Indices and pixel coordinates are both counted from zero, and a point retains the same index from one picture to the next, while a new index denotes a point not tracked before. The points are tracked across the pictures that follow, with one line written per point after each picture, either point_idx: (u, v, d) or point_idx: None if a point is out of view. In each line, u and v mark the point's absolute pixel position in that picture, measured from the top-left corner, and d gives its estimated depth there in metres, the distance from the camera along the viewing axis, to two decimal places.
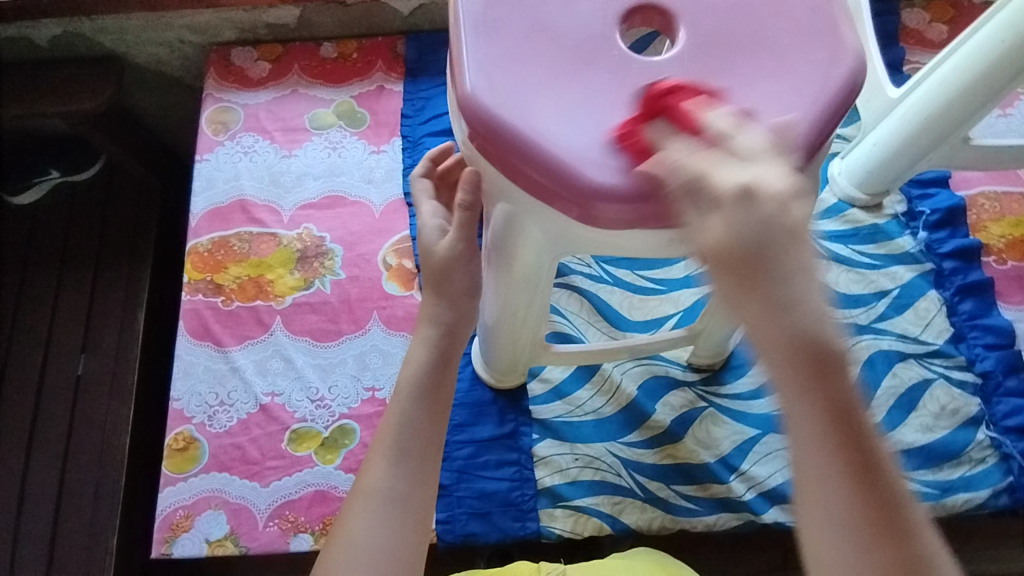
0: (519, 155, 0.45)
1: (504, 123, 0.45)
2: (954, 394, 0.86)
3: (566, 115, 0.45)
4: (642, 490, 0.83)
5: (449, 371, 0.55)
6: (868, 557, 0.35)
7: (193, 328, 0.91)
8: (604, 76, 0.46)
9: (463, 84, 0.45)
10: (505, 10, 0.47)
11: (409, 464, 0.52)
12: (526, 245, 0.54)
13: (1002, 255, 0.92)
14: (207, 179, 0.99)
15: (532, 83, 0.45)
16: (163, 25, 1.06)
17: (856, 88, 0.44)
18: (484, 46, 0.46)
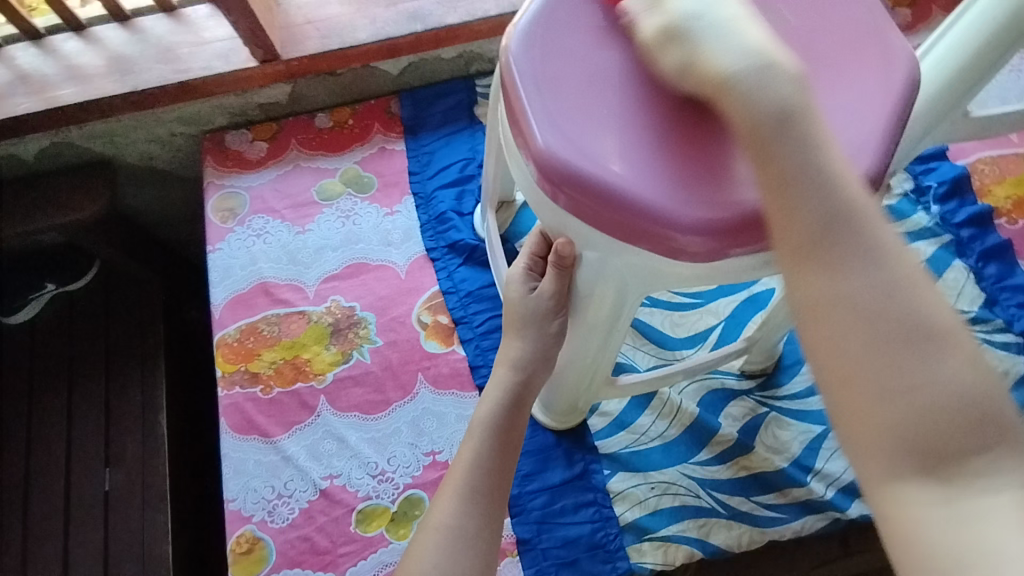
0: (602, 203, 0.45)
1: (583, 173, 0.45)
2: (1000, 357, 0.87)
3: (641, 157, 0.45)
4: (725, 507, 0.81)
5: (520, 416, 0.66)
6: (860, 275, 0.41)
7: (236, 422, 0.88)
8: (672, 114, 0.46)
9: (534, 141, 0.46)
10: (560, 63, 0.48)
11: (474, 503, 0.61)
12: (608, 286, 0.53)
13: (1012, 215, 0.95)
14: (223, 268, 0.97)
15: (603, 130, 0.46)
16: (153, 122, 1.04)
17: (911, 89, 0.46)
18: (547, 100, 0.47)
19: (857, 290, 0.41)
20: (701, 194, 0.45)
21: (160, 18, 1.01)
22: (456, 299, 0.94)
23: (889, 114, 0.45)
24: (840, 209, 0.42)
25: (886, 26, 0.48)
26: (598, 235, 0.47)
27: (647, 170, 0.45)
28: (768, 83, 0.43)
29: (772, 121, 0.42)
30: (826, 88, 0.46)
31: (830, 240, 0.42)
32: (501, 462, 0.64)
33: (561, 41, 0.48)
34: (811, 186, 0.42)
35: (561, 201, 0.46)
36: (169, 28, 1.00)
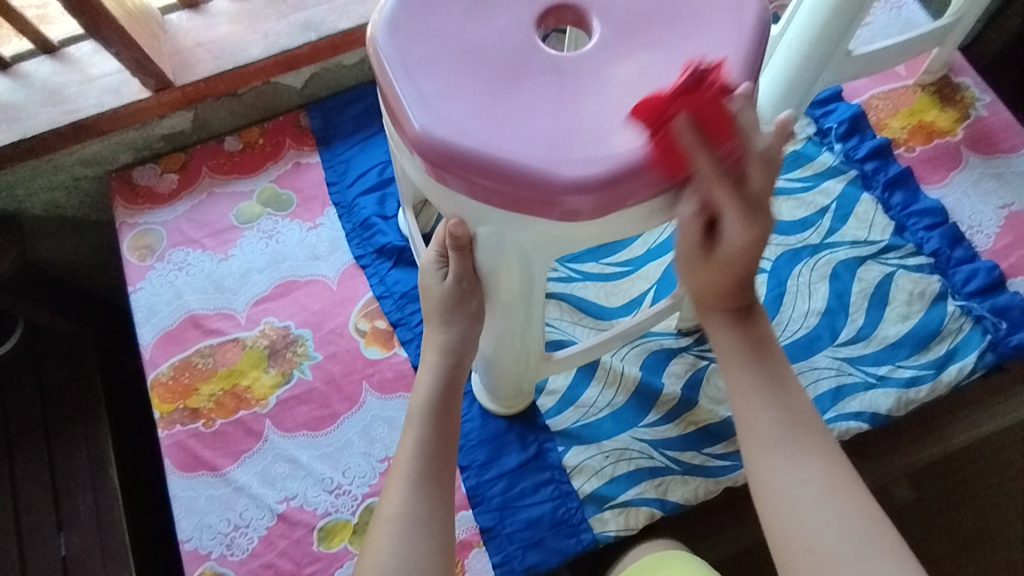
0: (485, 178, 0.44)
1: (463, 150, 0.44)
2: (915, 279, 0.91)
3: (518, 126, 0.45)
4: (678, 463, 0.82)
5: (457, 399, 0.66)
6: (779, 413, 0.59)
7: (181, 461, 0.85)
8: (542, 80, 0.46)
9: (409, 123, 0.45)
10: (425, 45, 0.47)
11: (425, 486, 0.62)
12: (510, 262, 0.53)
13: (909, 144, 1.00)
14: (148, 307, 0.95)
15: (477, 104, 0.45)
16: (54, 168, 1.00)
17: (765, 30, 0.48)
18: (418, 84, 0.46)
19: (777, 423, 0.59)
20: (577, 153, 0.44)
21: (43, 60, 0.97)
22: (391, 302, 0.94)
23: (743, 56, 0.46)
24: (770, 385, 0.60)
25: None
26: (491, 210, 0.47)
27: (522, 137, 0.44)
28: (747, 296, 0.60)
29: (743, 327, 0.60)
30: (683, 39, 0.47)
31: (767, 405, 0.59)
32: (444, 446, 0.64)
33: (426, 21, 0.48)
34: (753, 360, 0.60)
35: (448, 183, 0.45)
36: (54, 68, 0.97)
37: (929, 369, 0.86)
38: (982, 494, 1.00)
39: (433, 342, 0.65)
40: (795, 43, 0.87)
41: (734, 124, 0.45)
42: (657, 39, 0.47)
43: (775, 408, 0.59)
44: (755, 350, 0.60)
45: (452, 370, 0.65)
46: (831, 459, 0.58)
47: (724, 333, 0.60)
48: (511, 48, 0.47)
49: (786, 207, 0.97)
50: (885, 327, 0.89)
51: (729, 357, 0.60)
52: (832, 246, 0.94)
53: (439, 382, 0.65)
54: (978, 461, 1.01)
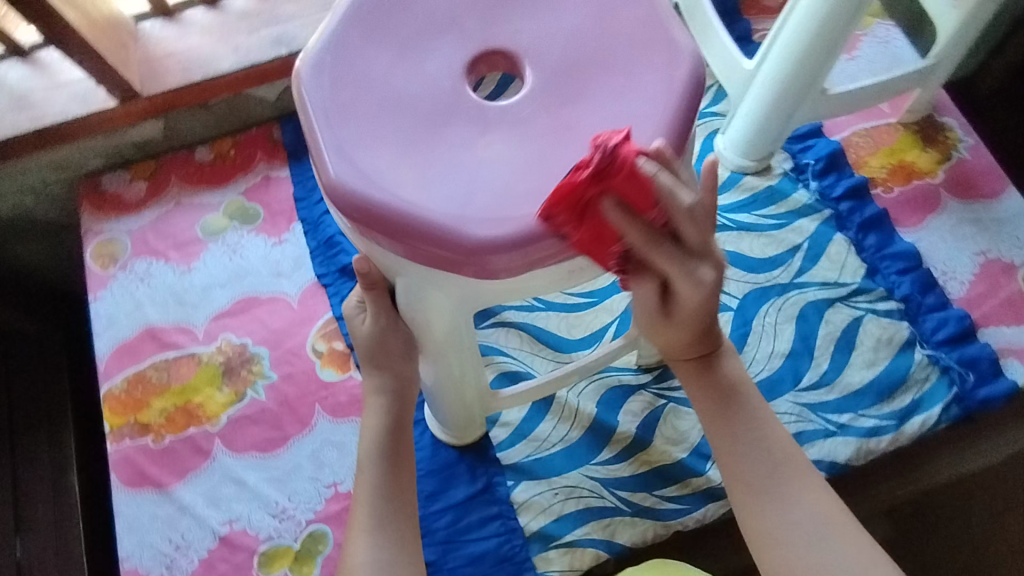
0: (396, 233, 0.44)
1: (376, 203, 0.44)
2: (884, 324, 0.89)
3: (436, 181, 0.45)
4: (628, 504, 0.81)
5: (405, 435, 0.65)
6: (759, 453, 0.61)
7: (128, 477, 0.85)
8: (465, 131, 0.46)
9: (326, 172, 0.45)
10: (347, 87, 0.46)
11: (388, 529, 0.62)
12: (436, 309, 0.53)
13: (887, 184, 0.98)
14: (107, 317, 0.94)
15: (396, 155, 0.45)
16: (22, 172, 1.00)
17: (700, 81, 0.47)
18: (335, 128, 0.45)
19: (760, 467, 0.61)
20: (491, 212, 0.44)
21: (14, 64, 0.97)
22: None
23: (675, 110, 0.46)
24: (747, 421, 0.62)
25: (672, 18, 0.48)
26: (406, 261, 0.46)
27: (437, 193, 0.44)
28: (711, 343, 0.60)
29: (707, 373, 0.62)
30: (615, 90, 0.47)
31: (744, 446, 0.61)
32: (393, 485, 0.63)
33: (352, 61, 0.47)
34: (728, 398, 0.62)
35: (368, 236, 0.46)
36: (25, 73, 0.97)
37: (891, 420, 0.84)
38: (957, 533, 0.96)
39: (369, 382, 0.64)
40: (768, 80, 0.88)
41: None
42: (589, 89, 0.47)
43: (751, 446, 0.61)
44: (725, 393, 0.62)
45: (389, 407, 0.64)
46: (813, 488, 0.60)
47: (694, 384, 0.63)
48: (436, 94, 0.47)
49: (757, 244, 0.95)
50: (850, 374, 0.87)
51: (706, 404, 0.63)
52: (801, 286, 0.92)
53: (375, 419, 0.64)
54: (956, 500, 0.97)
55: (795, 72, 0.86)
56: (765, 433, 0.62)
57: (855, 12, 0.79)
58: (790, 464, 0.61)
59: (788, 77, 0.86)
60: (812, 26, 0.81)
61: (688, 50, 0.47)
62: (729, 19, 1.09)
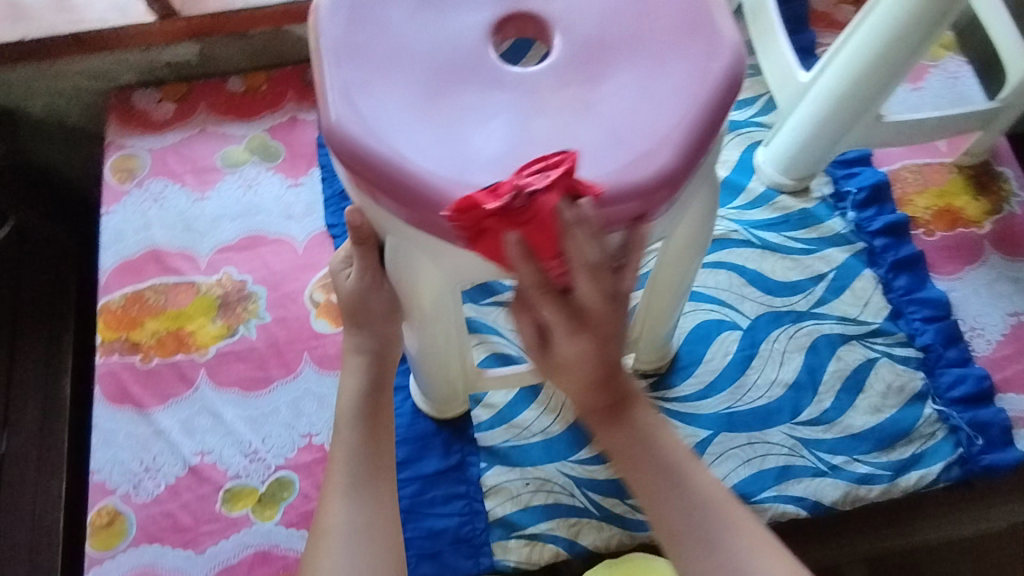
0: (388, 186, 0.43)
1: (372, 151, 0.43)
2: (897, 371, 0.85)
3: (440, 140, 0.44)
4: (598, 508, 0.79)
5: (383, 398, 0.63)
6: (687, 506, 0.56)
7: (110, 392, 0.85)
8: (478, 93, 0.46)
9: (327, 116, 0.44)
10: (366, 36, 0.47)
11: (364, 492, 0.60)
12: (426, 279, 0.52)
13: (930, 227, 0.93)
14: (115, 231, 0.94)
15: (402, 109, 0.45)
16: (55, 74, 1.00)
17: (734, 78, 0.47)
18: (346, 73, 0.45)
19: (684, 522, 0.56)
20: (490, 180, 0.43)
21: None
22: None
23: (699, 103, 0.45)
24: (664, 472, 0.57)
25: (711, 10, 0.48)
26: (400, 221, 0.45)
27: (437, 152, 0.44)
28: (616, 395, 0.55)
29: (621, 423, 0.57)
30: (639, 76, 0.47)
31: (676, 506, 0.56)
32: (368, 446, 0.61)
33: (376, 11, 0.48)
34: (640, 447, 0.57)
35: (361, 189, 0.45)
36: None
37: (886, 470, 0.80)
38: None
39: (349, 339, 0.63)
40: (821, 96, 0.83)
41: (665, 180, 0.44)
42: (613, 71, 0.47)
43: (684, 504, 0.56)
44: (641, 443, 0.57)
45: (369, 367, 0.63)
46: (761, 542, 0.55)
47: (608, 436, 0.57)
48: (455, 54, 0.47)
49: (780, 266, 0.91)
50: (851, 416, 0.83)
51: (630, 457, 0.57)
52: (818, 317, 0.88)
53: (353, 378, 0.63)
54: (944, 563, 0.93)
55: (853, 91, 0.81)
56: (690, 487, 0.57)
57: (924, 38, 0.75)
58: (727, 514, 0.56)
59: (844, 96, 0.81)
60: (878, 46, 0.76)
61: (733, 40, 0.47)
62: (793, 27, 1.03)
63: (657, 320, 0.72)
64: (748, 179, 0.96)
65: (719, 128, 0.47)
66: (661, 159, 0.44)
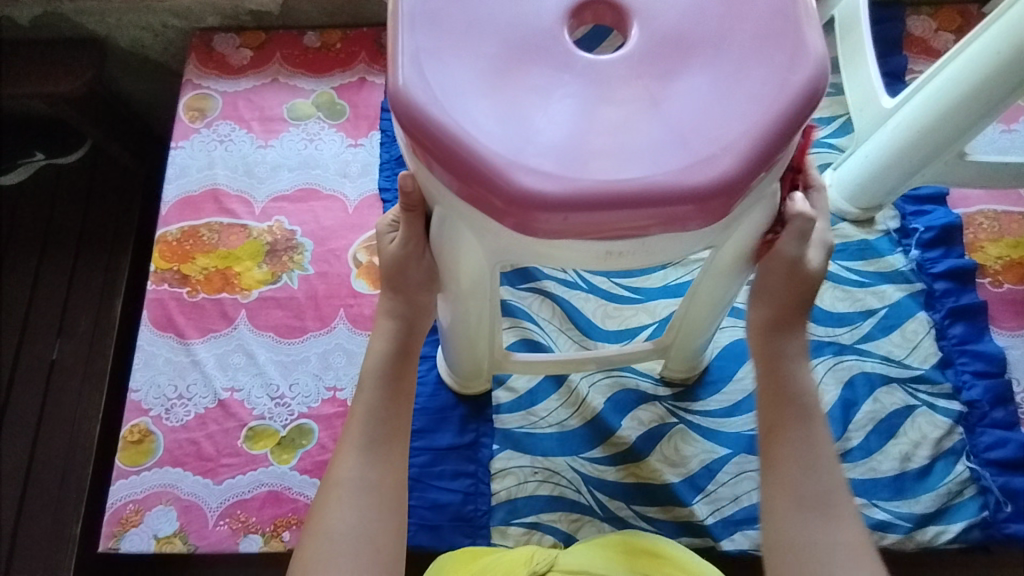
0: (442, 156, 0.43)
1: (430, 121, 0.43)
2: (936, 423, 0.81)
3: (501, 118, 0.44)
4: (602, 508, 0.79)
5: (408, 365, 0.64)
6: (806, 453, 0.60)
7: (156, 318, 0.89)
8: (546, 75, 0.45)
9: (395, 78, 0.45)
10: (444, 4, 0.47)
11: (377, 451, 0.61)
12: (466, 253, 0.53)
13: (998, 278, 0.88)
14: (181, 166, 0.97)
15: (466, 81, 0.45)
16: (145, 10, 1.04)
17: (816, 96, 0.45)
18: (417, 38, 0.46)
19: (797, 469, 0.60)
20: (543, 165, 0.43)
21: None
22: None
23: (775, 112, 0.44)
24: (803, 413, 0.62)
25: (805, 19, 0.46)
26: (449, 193, 0.46)
27: (495, 128, 0.43)
28: (793, 335, 0.63)
29: (790, 357, 0.63)
30: (714, 77, 0.46)
31: (801, 453, 0.60)
32: (388, 411, 0.63)
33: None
34: (790, 384, 0.63)
35: (415, 154, 0.45)
36: None
37: (904, 521, 0.77)
38: None
39: (384, 304, 0.64)
40: (902, 125, 0.80)
41: (722, 188, 0.43)
42: (688, 69, 0.46)
43: (804, 437, 0.61)
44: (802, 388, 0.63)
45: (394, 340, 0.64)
46: (841, 517, 0.58)
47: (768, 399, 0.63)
48: (528, 32, 0.46)
49: (829, 295, 0.88)
50: (878, 460, 0.80)
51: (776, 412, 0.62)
52: (861, 353, 0.85)
53: (381, 343, 0.64)
54: None
55: (937, 125, 0.76)
56: (821, 449, 0.61)
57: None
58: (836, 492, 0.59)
59: (926, 128, 0.77)
60: (974, 78, 0.72)
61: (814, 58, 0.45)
62: (883, 51, 0.99)
63: (692, 328, 0.72)
64: None
65: (793, 139, 0.45)
66: (721, 167, 0.43)
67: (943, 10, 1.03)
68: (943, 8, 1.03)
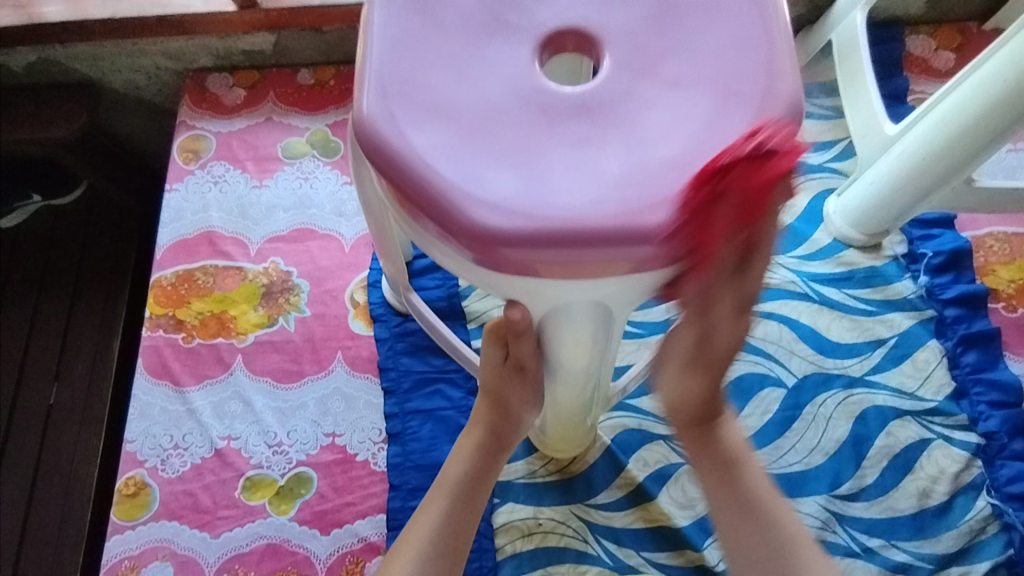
0: (567, 253, 0.40)
1: (542, 235, 0.39)
2: (953, 456, 0.78)
3: (572, 170, 0.41)
4: (612, 558, 0.76)
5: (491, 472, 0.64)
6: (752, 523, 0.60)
7: (151, 366, 0.87)
8: (575, 124, 0.42)
9: (471, 219, 0.40)
10: (412, 107, 0.42)
11: (436, 566, 0.59)
12: (584, 321, 0.51)
13: (1011, 302, 0.86)
14: (175, 210, 0.96)
15: (519, 172, 0.41)
16: (138, 52, 1.05)
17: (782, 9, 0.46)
18: (444, 169, 0.41)
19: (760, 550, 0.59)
20: (655, 198, 0.40)
21: None
22: (380, 293, 0.91)
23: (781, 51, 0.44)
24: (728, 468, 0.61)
25: None
26: (577, 282, 0.43)
27: (593, 195, 0.40)
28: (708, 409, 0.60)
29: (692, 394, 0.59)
30: (699, 63, 0.44)
31: (745, 522, 0.60)
32: (463, 522, 0.61)
33: (415, 92, 0.43)
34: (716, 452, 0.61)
35: (526, 271, 0.41)
36: None
37: (926, 562, 0.74)
38: None
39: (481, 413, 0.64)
40: (908, 153, 0.78)
41: (789, 132, 0.42)
42: (671, 62, 0.44)
43: (737, 506, 0.60)
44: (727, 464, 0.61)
45: (483, 438, 0.64)
46: (810, 566, 0.58)
47: (697, 454, 0.62)
48: (515, 90, 0.43)
49: (837, 325, 0.86)
50: (895, 497, 0.77)
51: (703, 460, 0.62)
52: (870, 384, 0.82)
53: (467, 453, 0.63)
54: None
55: (942, 152, 0.75)
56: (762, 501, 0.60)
57: None
58: (744, 464, 0.61)
59: (932, 154, 0.76)
60: (984, 103, 0.70)
61: (781, 46, 0.44)
62: (884, 72, 0.97)
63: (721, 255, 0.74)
64: (814, 229, 0.91)
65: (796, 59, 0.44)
66: (781, 114, 0.42)
67: (942, 28, 1.02)
68: (941, 26, 1.02)
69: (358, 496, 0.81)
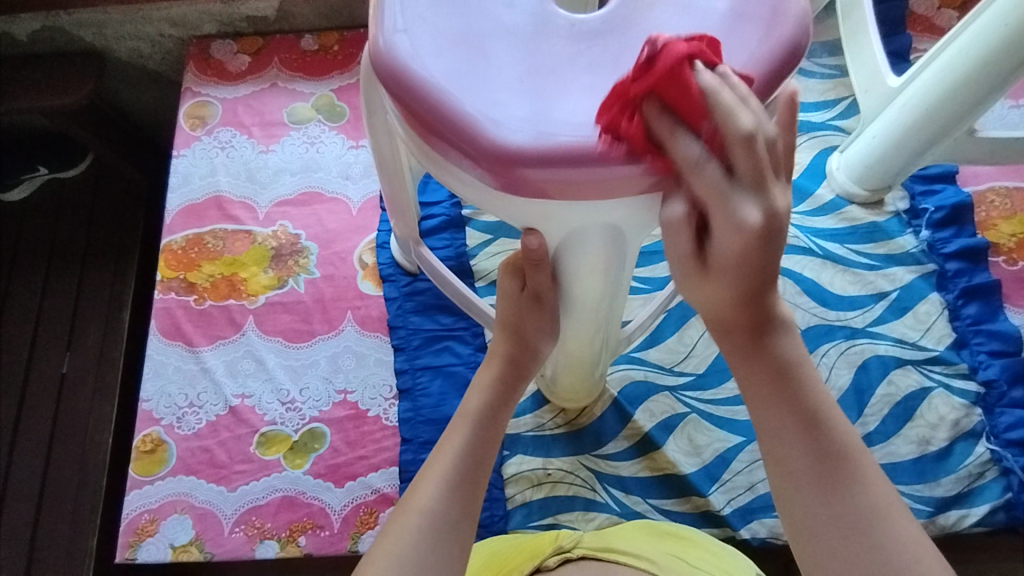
0: (580, 170, 0.41)
1: (558, 154, 0.41)
2: (953, 404, 0.80)
3: (583, 93, 0.42)
4: (619, 505, 0.78)
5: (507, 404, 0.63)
6: (802, 440, 0.49)
7: (164, 327, 0.89)
8: (586, 49, 0.43)
9: (489, 141, 0.41)
10: (428, 37, 0.43)
11: (460, 490, 0.57)
12: (596, 250, 0.52)
13: (1012, 255, 0.87)
14: (183, 175, 0.97)
15: (533, 95, 0.42)
16: (141, 19, 1.05)
17: None
18: (462, 94, 0.42)
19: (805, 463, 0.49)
20: None
21: None
22: (388, 254, 0.92)
23: None
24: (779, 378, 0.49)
25: None
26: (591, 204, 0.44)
27: None
28: (759, 317, 0.48)
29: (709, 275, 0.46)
30: None
31: (792, 441, 0.49)
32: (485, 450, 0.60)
33: (428, 22, 0.44)
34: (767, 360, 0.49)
35: (538, 192, 0.42)
36: None
37: (925, 505, 0.76)
38: None
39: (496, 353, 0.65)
40: (910, 105, 0.79)
41: (797, 52, 0.43)
42: None
43: (788, 416, 0.50)
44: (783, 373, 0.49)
45: (501, 372, 0.64)
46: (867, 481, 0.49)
47: (741, 362, 0.50)
48: (526, 18, 0.44)
49: (839, 279, 0.87)
50: (896, 444, 0.79)
51: (750, 357, 0.50)
52: (873, 336, 0.84)
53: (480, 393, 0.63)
54: None
55: (945, 102, 0.75)
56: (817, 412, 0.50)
57: None
58: (802, 375, 0.50)
59: (934, 105, 0.76)
60: (985, 51, 0.70)
61: None
62: (887, 30, 0.97)
63: None
64: (816, 185, 0.92)
65: None
66: (789, 32, 0.43)
67: None
68: None
69: (370, 450, 0.83)
